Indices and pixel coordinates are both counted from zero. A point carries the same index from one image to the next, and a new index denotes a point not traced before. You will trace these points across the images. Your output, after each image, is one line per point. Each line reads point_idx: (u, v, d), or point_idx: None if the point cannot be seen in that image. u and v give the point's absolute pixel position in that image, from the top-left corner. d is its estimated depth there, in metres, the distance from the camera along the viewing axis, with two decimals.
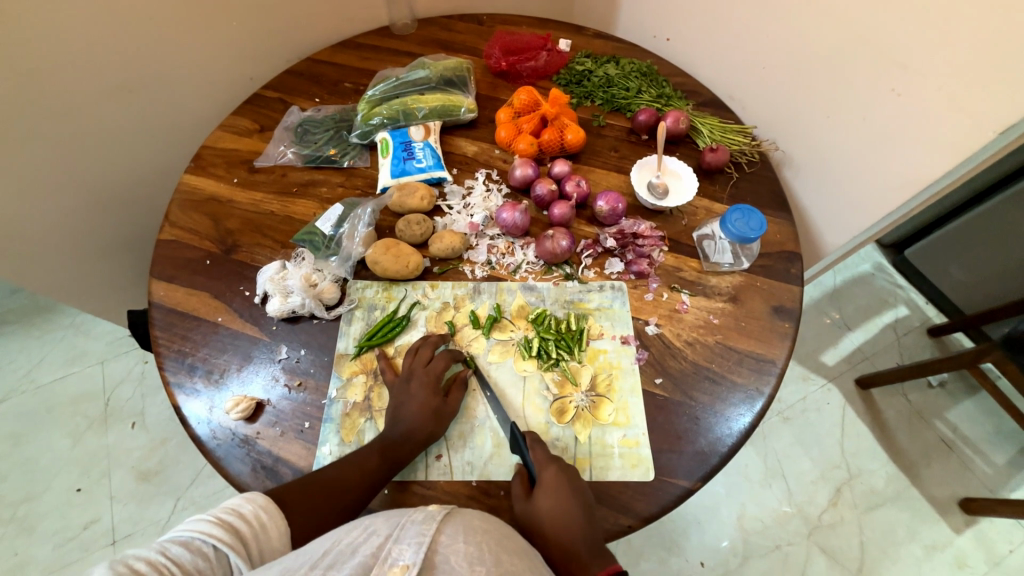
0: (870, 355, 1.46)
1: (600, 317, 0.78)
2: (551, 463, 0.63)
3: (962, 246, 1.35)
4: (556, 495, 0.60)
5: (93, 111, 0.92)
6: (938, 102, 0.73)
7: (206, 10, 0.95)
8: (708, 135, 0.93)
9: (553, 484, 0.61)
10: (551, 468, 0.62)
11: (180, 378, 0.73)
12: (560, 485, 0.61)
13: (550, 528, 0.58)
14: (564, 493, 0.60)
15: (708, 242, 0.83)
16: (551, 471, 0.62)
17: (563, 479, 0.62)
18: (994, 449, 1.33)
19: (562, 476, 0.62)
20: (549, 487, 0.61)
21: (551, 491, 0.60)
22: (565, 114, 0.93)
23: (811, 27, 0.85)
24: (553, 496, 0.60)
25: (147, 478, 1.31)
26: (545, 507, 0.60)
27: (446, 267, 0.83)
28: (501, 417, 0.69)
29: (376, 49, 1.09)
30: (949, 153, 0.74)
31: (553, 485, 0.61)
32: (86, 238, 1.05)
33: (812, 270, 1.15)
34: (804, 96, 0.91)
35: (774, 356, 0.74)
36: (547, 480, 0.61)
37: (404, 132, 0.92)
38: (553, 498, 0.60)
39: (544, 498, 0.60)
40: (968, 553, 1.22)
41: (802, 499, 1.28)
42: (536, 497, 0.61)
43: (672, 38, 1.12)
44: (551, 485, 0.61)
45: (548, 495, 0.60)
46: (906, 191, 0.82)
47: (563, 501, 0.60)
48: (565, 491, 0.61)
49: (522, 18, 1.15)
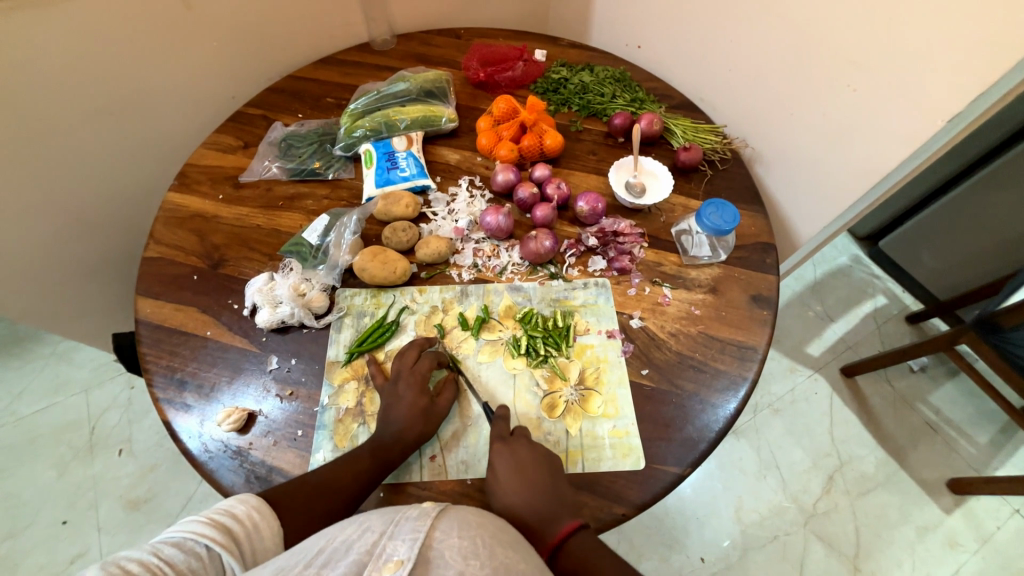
0: (852, 344, 1.49)
1: (585, 314, 0.80)
2: (495, 440, 0.65)
3: (932, 235, 1.40)
4: (504, 472, 0.62)
5: (74, 133, 0.93)
6: (892, 95, 0.77)
7: (185, 32, 0.97)
8: (682, 135, 0.97)
9: (499, 461, 0.63)
10: (497, 447, 0.65)
11: (169, 394, 0.73)
12: (507, 462, 0.63)
13: (508, 500, 0.61)
14: (512, 467, 0.63)
15: (686, 237, 0.86)
16: (497, 449, 0.64)
17: (508, 454, 0.64)
18: (977, 429, 1.37)
19: (505, 452, 0.64)
20: (496, 465, 0.63)
21: (499, 468, 0.63)
22: (543, 120, 0.96)
23: (771, 29, 0.90)
24: (504, 475, 0.62)
25: (136, 506, 1.29)
26: (499, 482, 0.62)
27: (433, 271, 0.84)
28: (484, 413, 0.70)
29: (357, 65, 1.11)
30: (904, 142, 0.78)
31: (500, 461, 0.63)
32: (70, 261, 1.05)
33: (789, 263, 1.19)
34: (769, 96, 0.96)
35: (755, 342, 0.77)
36: (494, 458, 0.64)
37: (387, 143, 0.94)
38: (503, 472, 0.62)
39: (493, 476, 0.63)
40: (960, 533, 1.24)
41: (796, 490, 1.29)
42: (490, 475, 0.63)
43: (643, 45, 1.17)
44: (498, 462, 0.63)
45: (498, 471, 0.63)
46: (870, 180, 0.86)
47: (512, 475, 0.62)
48: (513, 465, 0.63)
49: (498, 31, 1.19)
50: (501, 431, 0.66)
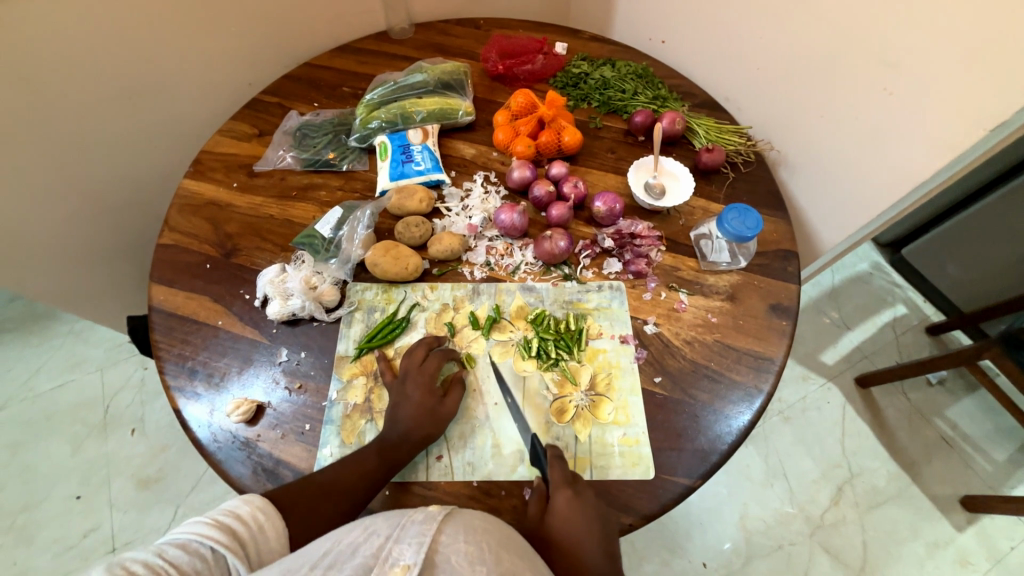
0: (868, 354, 1.46)
1: (599, 317, 0.78)
2: (564, 485, 0.60)
3: (959, 244, 1.36)
4: (568, 523, 0.58)
5: (91, 117, 0.93)
6: (931, 101, 0.74)
7: (204, 17, 0.96)
8: (704, 136, 0.94)
9: (566, 509, 0.59)
10: (565, 493, 0.60)
11: (180, 382, 0.73)
12: (573, 512, 0.59)
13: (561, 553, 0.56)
14: (578, 520, 0.58)
15: (705, 241, 0.84)
16: (564, 496, 0.60)
17: (576, 504, 0.59)
18: (995, 446, 1.34)
19: (574, 502, 0.59)
20: (561, 511, 0.59)
21: (564, 517, 0.58)
22: (562, 116, 0.94)
23: (804, 28, 0.86)
24: (567, 526, 0.58)
25: (146, 485, 1.30)
26: (557, 533, 0.57)
27: (445, 268, 0.83)
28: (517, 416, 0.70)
29: (374, 54, 1.10)
30: (941, 150, 0.75)
31: (565, 510, 0.59)
32: (86, 244, 1.05)
33: (809, 270, 1.16)
34: (797, 98, 0.92)
35: (773, 354, 0.75)
36: (559, 505, 0.59)
37: (402, 136, 0.93)
38: (566, 522, 0.58)
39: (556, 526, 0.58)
40: (971, 551, 1.22)
41: (804, 499, 1.27)
42: (549, 520, 0.59)
43: (667, 41, 1.13)
44: (564, 511, 0.58)
45: (560, 519, 0.58)
46: (901, 188, 0.83)
47: (576, 530, 0.57)
48: (580, 518, 0.58)
49: (519, 22, 1.16)
50: (565, 475, 0.62)
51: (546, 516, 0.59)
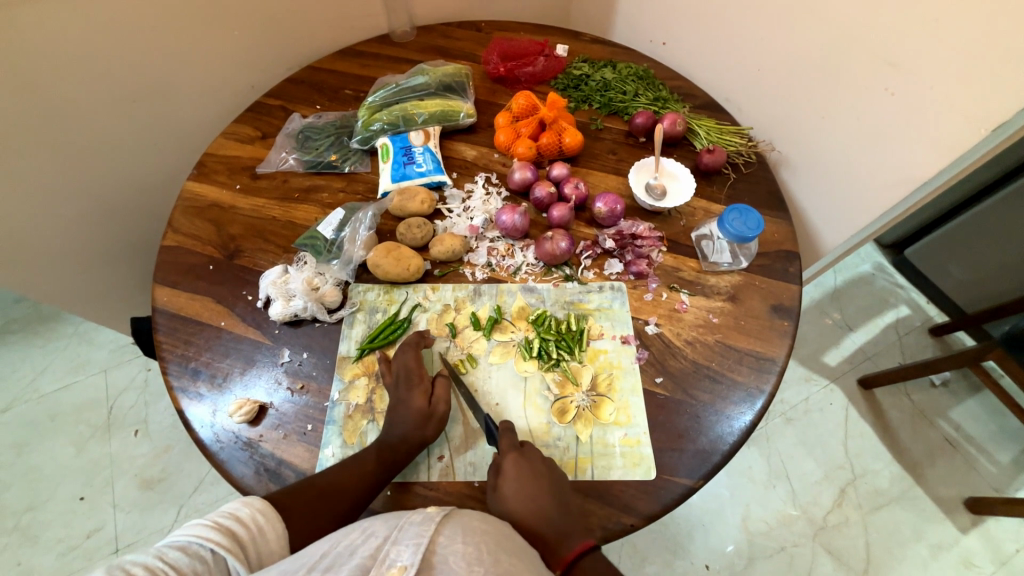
0: (871, 355, 1.46)
1: (599, 317, 0.78)
2: (510, 449, 0.63)
3: (962, 245, 1.36)
4: (518, 481, 0.61)
5: (95, 121, 0.94)
6: (932, 101, 0.74)
7: (208, 20, 0.97)
8: (705, 137, 0.94)
9: (513, 469, 0.62)
10: (511, 455, 0.63)
11: (183, 383, 0.74)
12: (521, 471, 0.61)
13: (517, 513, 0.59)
14: (527, 477, 0.61)
15: (706, 242, 0.84)
16: (511, 457, 0.62)
17: (523, 463, 0.62)
18: (999, 448, 1.33)
19: (521, 462, 0.62)
20: (509, 473, 0.61)
21: (512, 477, 0.61)
22: (563, 117, 0.94)
23: (805, 29, 0.86)
24: (517, 485, 0.60)
25: (150, 486, 1.31)
26: (509, 494, 0.60)
27: (447, 269, 0.83)
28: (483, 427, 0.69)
29: (376, 57, 1.10)
30: (943, 150, 0.75)
31: (513, 471, 0.61)
32: (90, 246, 1.06)
33: (811, 270, 1.15)
34: (799, 98, 0.93)
35: (774, 354, 0.75)
36: (507, 467, 0.62)
37: (404, 138, 0.93)
38: (516, 481, 0.61)
39: (507, 487, 0.60)
40: (975, 554, 1.21)
41: (807, 500, 1.27)
42: (499, 483, 0.61)
43: (667, 43, 1.14)
44: (511, 471, 0.61)
45: (510, 479, 0.61)
46: (903, 189, 0.83)
47: (526, 486, 0.60)
48: (528, 475, 0.61)
49: (520, 25, 1.16)
50: (513, 441, 0.65)
51: (496, 480, 0.62)
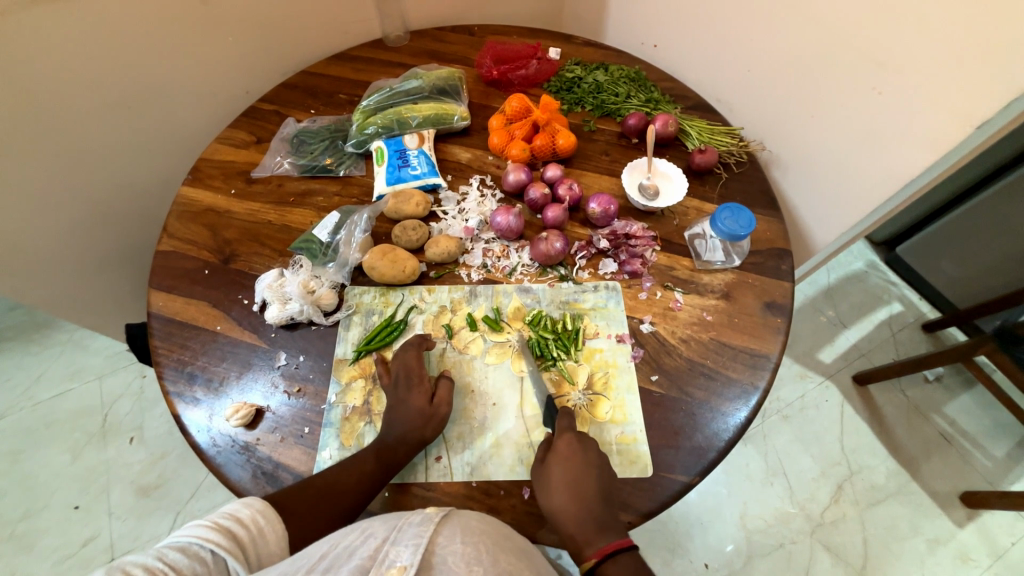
0: (866, 352, 1.47)
1: (595, 317, 0.79)
2: (568, 430, 0.65)
3: (953, 242, 1.37)
4: (568, 463, 0.62)
5: (89, 127, 0.94)
6: (919, 99, 0.75)
7: (201, 26, 0.98)
8: (697, 137, 0.95)
9: (566, 450, 0.63)
10: (567, 436, 0.65)
11: (180, 387, 0.74)
12: (573, 453, 0.63)
13: (555, 497, 0.60)
14: (577, 461, 0.63)
15: (699, 241, 0.85)
16: (566, 438, 0.64)
17: (577, 447, 0.64)
18: (994, 442, 1.34)
19: (576, 444, 0.64)
20: (562, 455, 0.63)
21: (563, 457, 0.63)
22: (556, 119, 0.95)
23: (793, 30, 0.88)
24: (565, 465, 0.62)
25: (146, 493, 1.30)
26: (554, 478, 0.62)
27: (442, 271, 0.84)
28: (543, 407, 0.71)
29: (370, 61, 1.11)
30: (930, 147, 0.76)
31: (566, 455, 0.63)
32: (85, 252, 1.06)
33: (804, 268, 1.16)
34: (788, 99, 0.94)
35: (768, 351, 0.75)
36: (561, 447, 0.64)
37: (398, 141, 0.94)
38: (566, 464, 0.62)
39: (556, 468, 0.62)
40: (972, 548, 1.22)
41: (804, 497, 1.28)
42: (550, 461, 0.63)
43: (659, 45, 1.15)
44: (564, 453, 0.63)
45: (561, 459, 0.63)
46: (892, 186, 0.84)
47: (574, 468, 0.62)
48: (578, 459, 0.63)
49: (513, 28, 1.17)
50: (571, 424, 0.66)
51: (547, 457, 0.64)
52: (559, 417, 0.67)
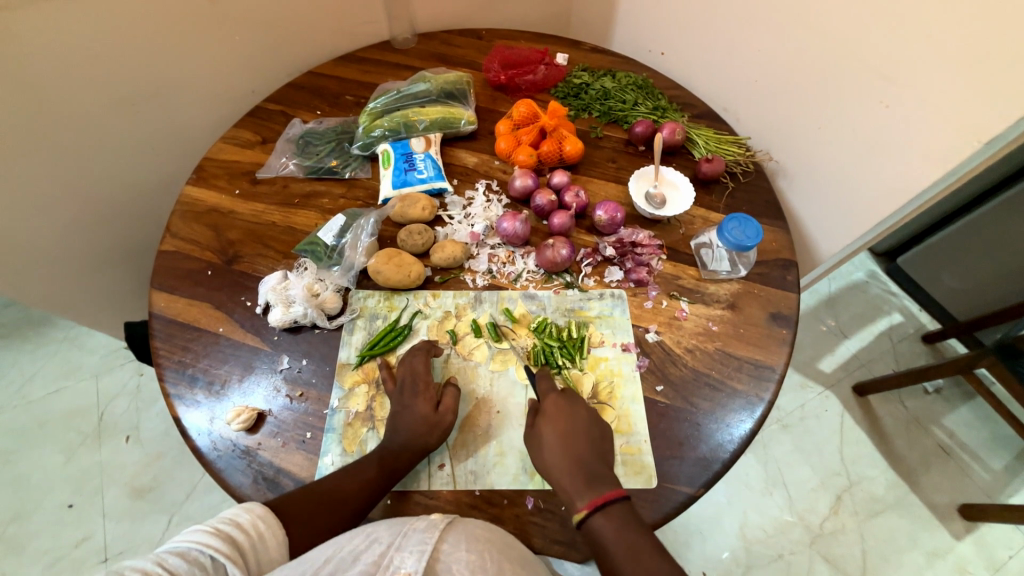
0: (865, 362, 1.47)
1: (600, 325, 0.79)
2: (552, 391, 0.68)
3: (954, 255, 1.38)
4: (557, 420, 0.65)
5: (92, 124, 0.93)
6: (926, 114, 0.75)
7: (208, 25, 0.97)
8: (704, 146, 0.95)
9: (554, 409, 0.66)
10: (552, 397, 0.67)
11: (180, 389, 0.73)
12: (561, 410, 0.66)
13: (548, 455, 0.63)
14: (565, 418, 0.65)
15: (705, 250, 0.85)
16: (552, 399, 0.67)
17: (564, 405, 0.66)
18: (992, 455, 1.34)
19: (562, 403, 0.67)
20: (550, 415, 0.66)
21: (551, 416, 0.65)
22: (564, 125, 0.95)
23: (802, 41, 0.88)
24: (555, 422, 0.65)
25: (141, 494, 1.29)
26: (545, 436, 0.64)
27: (447, 276, 0.83)
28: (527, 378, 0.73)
29: (377, 63, 1.10)
30: (936, 162, 0.76)
31: (553, 412, 0.66)
32: (85, 250, 1.05)
33: (808, 278, 1.16)
34: (795, 110, 0.94)
35: (773, 362, 0.75)
36: (548, 407, 0.66)
37: (405, 144, 0.93)
38: (555, 422, 0.65)
39: (545, 427, 0.65)
40: (970, 561, 1.22)
41: (802, 508, 1.28)
42: (539, 422, 0.66)
43: (666, 52, 1.15)
44: (552, 412, 0.66)
45: (550, 419, 0.65)
46: (898, 199, 0.84)
47: (563, 425, 0.65)
48: (566, 415, 0.65)
49: (520, 33, 1.17)
50: (553, 385, 0.69)
51: (536, 418, 0.66)
52: (541, 381, 0.70)
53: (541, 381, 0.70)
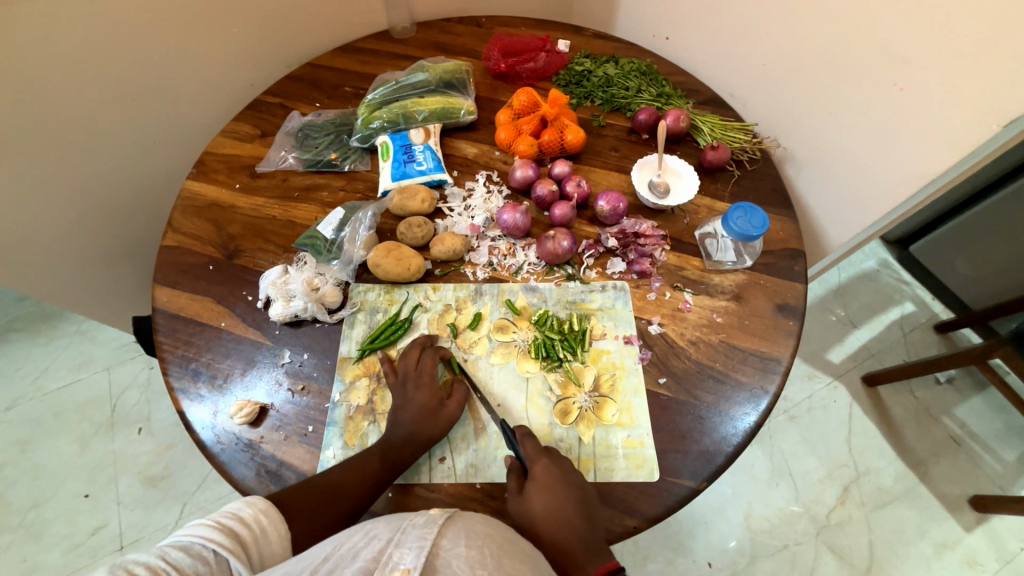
0: (876, 352, 1.45)
1: (602, 317, 0.78)
2: (541, 455, 0.63)
3: (969, 242, 1.34)
4: (546, 489, 0.60)
5: (92, 119, 0.93)
6: (942, 97, 0.73)
7: (205, 17, 0.96)
8: (709, 133, 0.93)
9: (544, 476, 0.61)
10: (542, 461, 0.63)
11: (183, 384, 0.73)
12: (551, 478, 0.61)
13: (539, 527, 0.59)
14: (556, 484, 0.61)
15: (710, 241, 0.83)
16: (541, 463, 0.62)
17: (554, 471, 0.62)
18: (1004, 446, 1.32)
19: (553, 469, 0.62)
20: (539, 483, 0.61)
21: (541, 484, 0.61)
22: (565, 114, 0.93)
23: (811, 23, 0.85)
24: (545, 491, 0.60)
25: (153, 483, 1.31)
26: (533, 505, 0.60)
27: (447, 269, 0.83)
28: (502, 431, 0.68)
29: (376, 53, 1.09)
30: (953, 146, 0.74)
31: (542, 479, 0.61)
32: (90, 244, 1.05)
33: (816, 267, 1.14)
34: (804, 95, 0.91)
35: (778, 354, 0.74)
36: (538, 473, 0.62)
37: (404, 136, 0.92)
38: (545, 490, 0.60)
39: (534, 496, 0.60)
40: (980, 552, 1.20)
41: (810, 498, 1.27)
42: (527, 490, 0.61)
43: (671, 37, 1.12)
44: (542, 479, 0.61)
45: (539, 486, 0.61)
46: (910, 185, 0.82)
47: (553, 494, 0.60)
48: (557, 483, 0.61)
49: (521, 20, 1.15)
50: (538, 447, 0.64)
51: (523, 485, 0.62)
52: (523, 444, 0.65)
53: (524, 442, 0.65)
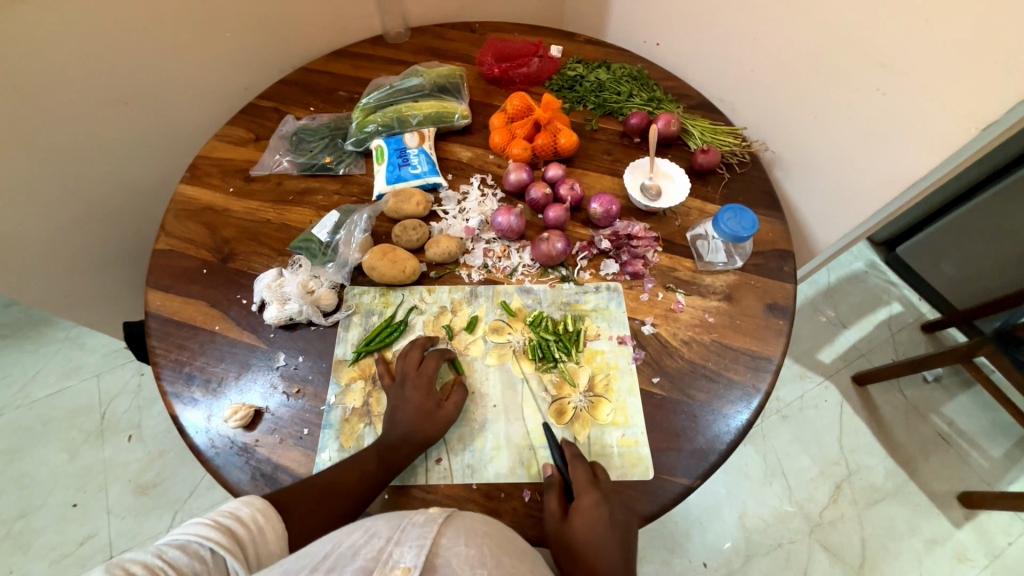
0: (865, 352, 1.47)
1: (596, 318, 0.78)
2: (591, 487, 0.61)
3: (953, 243, 1.37)
4: (590, 522, 0.58)
5: (84, 123, 0.93)
6: (923, 100, 0.75)
7: (199, 22, 0.96)
8: (699, 137, 0.95)
9: (590, 509, 0.59)
10: (590, 493, 0.60)
11: (177, 388, 0.73)
12: (597, 512, 0.59)
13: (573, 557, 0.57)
14: (601, 521, 0.59)
15: (701, 242, 0.85)
16: (589, 496, 0.60)
17: (601, 506, 0.60)
18: (991, 443, 1.34)
19: (600, 503, 0.60)
20: (584, 515, 0.59)
21: (586, 515, 0.59)
22: (558, 118, 0.94)
23: (797, 29, 0.87)
24: (588, 523, 0.58)
25: (144, 491, 1.30)
26: (573, 534, 0.58)
27: (442, 271, 0.83)
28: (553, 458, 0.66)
29: (369, 58, 1.10)
30: (935, 148, 0.76)
31: (589, 512, 0.59)
32: (82, 249, 1.05)
33: (805, 269, 1.16)
34: (792, 99, 0.93)
35: (770, 353, 0.75)
36: (585, 506, 0.59)
37: (398, 139, 0.93)
38: (589, 522, 0.58)
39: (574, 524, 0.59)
40: (969, 548, 1.22)
41: (802, 497, 1.28)
42: (571, 519, 0.59)
43: (661, 43, 1.14)
44: (588, 513, 0.59)
45: (584, 519, 0.59)
46: (895, 187, 0.84)
47: (598, 528, 0.58)
48: (602, 519, 0.59)
49: (514, 26, 1.16)
50: (590, 479, 0.62)
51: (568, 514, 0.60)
52: (572, 469, 0.63)
53: (574, 470, 0.63)
